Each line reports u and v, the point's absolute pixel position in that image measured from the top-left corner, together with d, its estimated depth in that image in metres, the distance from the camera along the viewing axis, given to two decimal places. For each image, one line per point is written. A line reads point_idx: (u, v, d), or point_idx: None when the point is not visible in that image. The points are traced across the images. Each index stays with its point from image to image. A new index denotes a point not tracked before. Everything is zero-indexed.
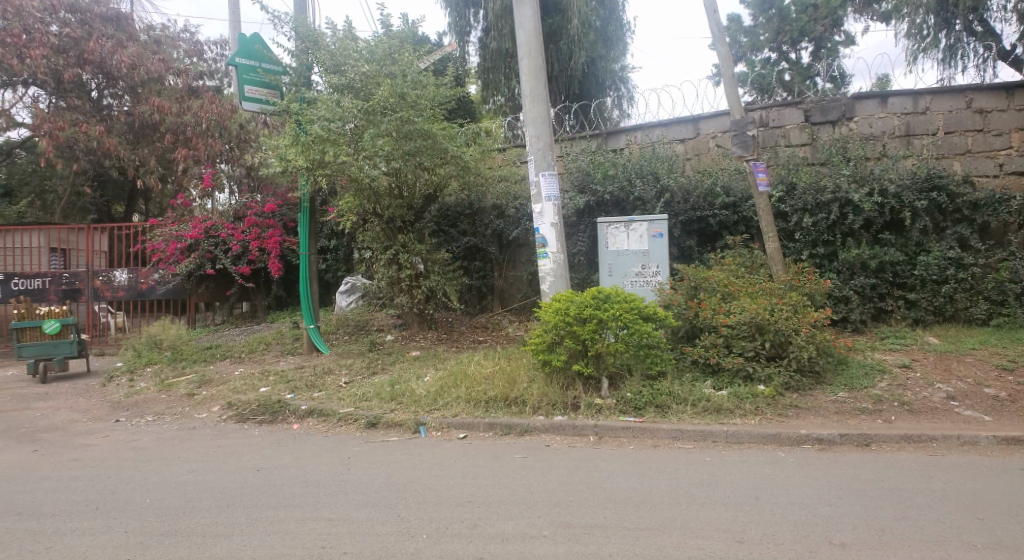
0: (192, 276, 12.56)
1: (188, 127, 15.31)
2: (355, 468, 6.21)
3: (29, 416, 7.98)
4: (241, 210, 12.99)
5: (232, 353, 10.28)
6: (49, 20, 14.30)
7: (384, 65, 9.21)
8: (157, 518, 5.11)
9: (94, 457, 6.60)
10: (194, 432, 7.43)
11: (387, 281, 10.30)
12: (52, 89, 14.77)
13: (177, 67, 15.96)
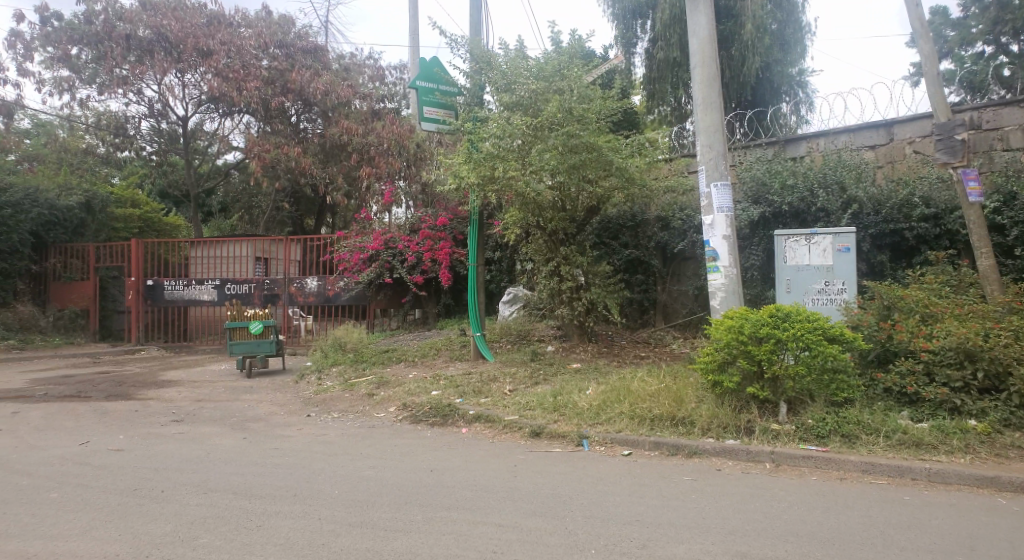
0: (372, 284, 13.63)
1: (371, 147, 16.65)
2: (521, 476, 6.32)
3: (239, 406, 9.03)
4: (416, 224, 13.81)
5: (407, 357, 10.93)
6: (262, 56, 16.37)
7: (552, 81, 9.40)
8: (345, 508, 5.52)
9: (291, 447, 7.31)
10: (373, 430, 7.98)
11: (548, 292, 10.33)
12: (262, 117, 16.71)
13: (363, 92, 17.42)
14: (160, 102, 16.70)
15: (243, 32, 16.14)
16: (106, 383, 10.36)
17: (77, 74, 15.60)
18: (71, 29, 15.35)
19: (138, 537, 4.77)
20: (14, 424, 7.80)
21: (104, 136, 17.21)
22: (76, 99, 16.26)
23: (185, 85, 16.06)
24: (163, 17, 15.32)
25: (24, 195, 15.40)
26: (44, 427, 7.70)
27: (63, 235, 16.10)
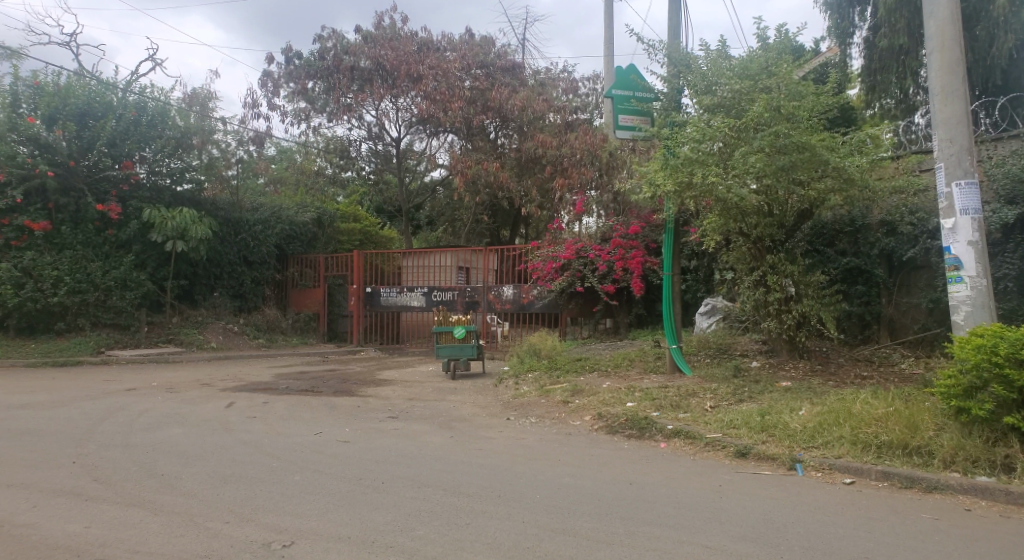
0: (564, 294, 13.88)
1: (565, 159, 16.94)
2: (727, 497, 5.96)
3: (445, 406, 9.60)
4: (608, 233, 13.74)
5: (601, 367, 10.90)
6: (465, 77, 17.42)
7: (758, 80, 8.90)
8: (547, 514, 5.57)
9: (493, 449, 7.59)
10: (571, 438, 8.03)
11: (751, 304, 9.78)
12: (464, 134, 17.83)
13: (557, 105, 17.88)
14: (377, 125, 18.47)
15: (449, 56, 17.28)
16: (333, 380, 11.59)
17: (313, 104, 17.74)
18: (308, 66, 17.48)
19: (365, 522, 5.20)
20: (265, 412, 9.00)
21: (331, 160, 19.46)
22: (310, 127, 18.54)
23: (398, 110, 17.60)
24: (382, 48, 16.93)
25: (271, 213, 18.19)
26: (287, 416, 8.79)
27: (300, 247, 18.71)
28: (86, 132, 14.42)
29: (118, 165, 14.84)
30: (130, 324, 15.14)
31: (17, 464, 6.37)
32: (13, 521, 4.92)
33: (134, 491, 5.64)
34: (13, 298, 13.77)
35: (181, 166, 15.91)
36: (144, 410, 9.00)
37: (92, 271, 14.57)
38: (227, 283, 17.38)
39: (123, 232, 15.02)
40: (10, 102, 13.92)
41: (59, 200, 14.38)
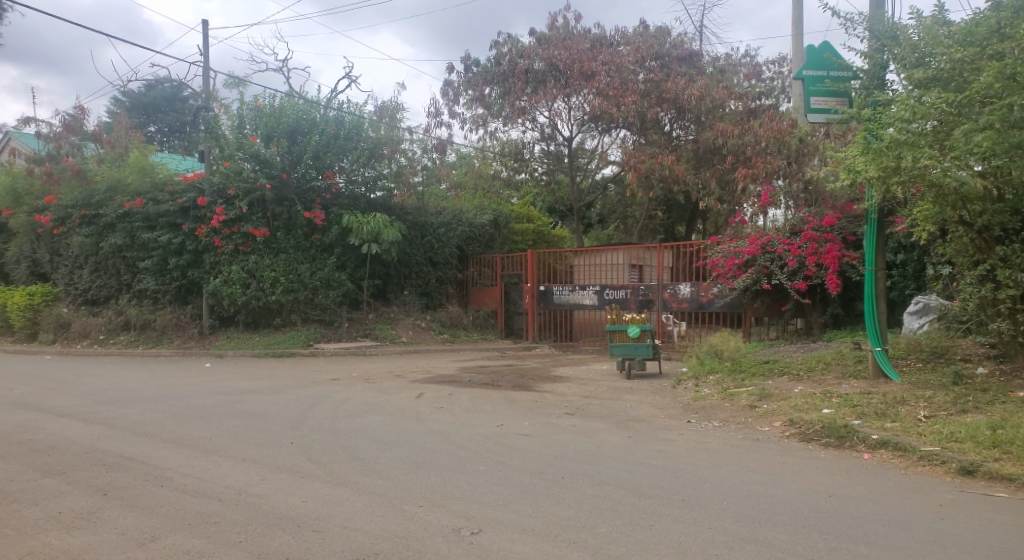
0: (748, 292, 13.08)
1: (748, 148, 16.14)
2: (951, 519, 5.23)
3: (622, 405, 9.48)
4: (798, 225, 12.71)
5: (790, 370, 10.14)
6: (639, 70, 17.13)
7: (986, 46, 7.67)
8: (736, 522, 5.25)
9: (675, 451, 7.34)
10: (759, 444, 7.54)
11: (977, 302, 8.56)
12: (638, 129, 17.56)
13: (739, 92, 17.06)
14: (550, 126, 18.80)
15: (622, 50, 17.10)
16: (512, 375, 11.93)
17: (489, 109, 18.45)
18: (485, 72, 18.17)
19: (548, 516, 5.25)
20: (450, 404, 9.48)
21: (507, 162, 20.13)
22: (488, 132, 19.30)
23: (571, 109, 17.73)
24: (556, 48, 17.18)
25: (453, 217, 19.18)
26: (471, 408, 9.18)
27: (478, 248, 19.57)
28: (295, 147, 16.22)
29: (321, 176, 16.53)
30: (333, 320, 16.73)
31: (247, 441, 7.28)
32: (245, 491, 5.61)
33: (341, 472, 6.19)
34: (242, 296, 15.87)
35: (374, 175, 17.25)
36: (347, 398, 9.88)
37: (302, 272, 16.31)
38: (415, 283, 18.56)
39: (326, 236, 16.64)
40: (237, 124, 16.15)
41: (275, 209, 16.28)
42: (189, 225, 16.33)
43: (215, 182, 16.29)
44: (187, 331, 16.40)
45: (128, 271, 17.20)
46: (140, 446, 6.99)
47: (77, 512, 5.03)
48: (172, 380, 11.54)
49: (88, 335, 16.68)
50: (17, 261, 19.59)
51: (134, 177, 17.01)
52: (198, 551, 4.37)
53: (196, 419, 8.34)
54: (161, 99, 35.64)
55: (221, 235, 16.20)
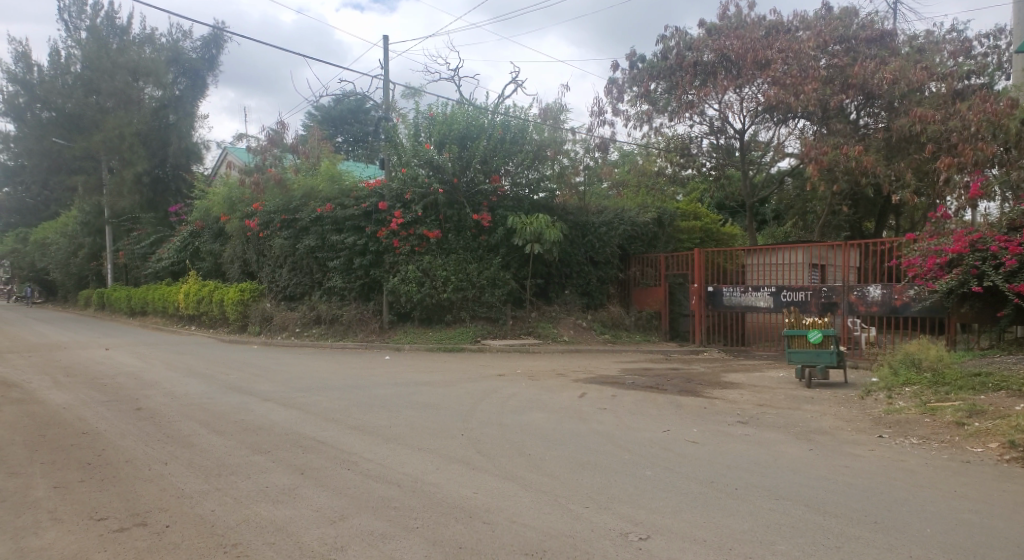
0: (953, 295, 11.50)
1: (954, 134, 14.46)
2: None
3: (801, 416, 8.81)
4: (1018, 220, 11.08)
5: (1008, 385, 8.83)
6: (821, 56, 15.87)
7: None
8: (943, 552, 4.64)
9: (864, 468, 6.67)
10: (970, 467, 6.63)
11: None
12: (819, 119, 16.33)
13: (942, 72, 15.25)
14: (719, 119, 18.07)
15: (802, 35, 15.97)
16: (678, 379, 11.56)
17: (655, 105, 18.06)
18: (652, 68, 17.79)
19: (720, 528, 5.00)
20: (613, 405, 9.38)
21: (672, 159, 19.64)
22: (653, 129, 18.90)
23: (743, 100, 16.86)
24: (727, 38, 16.36)
25: (615, 216, 18.99)
26: (636, 411, 9.02)
27: (641, 247, 19.15)
28: (465, 152, 16.98)
29: (488, 179, 17.18)
30: (499, 317, 17.24)
31: (422, 431, 7.70)
32: (421, 479, 5.93)
33: (508, 467, 6.35)
34: (417, 294, 16.83)
35: (538, 177, 17.61)
36: (512, 394, 10.13)
37: (470, 272, 16.96)
38: (577, 282, 18.59)
39: (493, 237, 17.20)
40: (413, 133, 17.31)
41: (447, 212, 17.10)
42: (371, 228, 17.71)
43: (393, 188, 17.46)
44: (369, 326, 17.73)
45: (319, 271, 18.97)
46: (331, 431, 7.66)
47: (279, 487, 5.61)
48: (356, 371, 12.55)
49: (287, 328, 18.64)
50: (230, 262, 22.38)
51: (325, 185, 18.81)
52: (381, 533, 4.67)
53: (376, 408, 8.98)
54: (347, 111, 39.05)
55: (399, 236, 17.35)
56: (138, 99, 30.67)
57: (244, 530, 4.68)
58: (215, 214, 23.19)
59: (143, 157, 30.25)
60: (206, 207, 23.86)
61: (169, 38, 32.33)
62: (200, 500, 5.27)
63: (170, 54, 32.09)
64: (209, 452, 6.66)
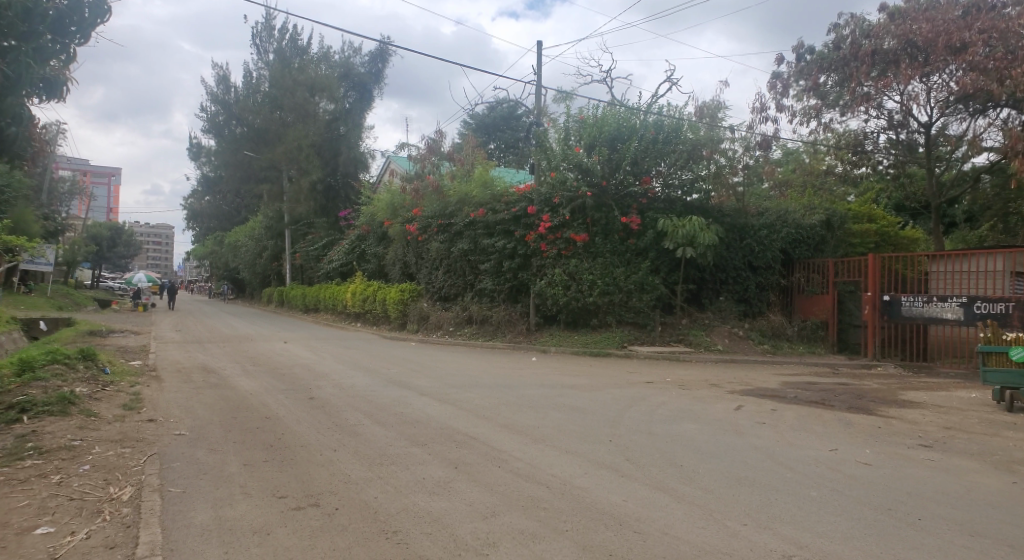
0: None
1: None
2: None
3: (1001, 444, 7.73)
4: None
5: None
6: None
7: None
8: None
9: None
10: None
11: None
12: None
13: None
14: (900, 112, 16.51)
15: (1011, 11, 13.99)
16: (847, 395, 10.63)
17: (825, 99, 16.97)
18: (822, 60, 16.64)
19: None
20: (773, 419, 8.81)
21: (843, 156, 18.25)
22: (822, 125, 17.66)
23: (933, 90, 15.45)
24: (913, 22, 14.85)
25: (777, 217, 17.84)
26: (799, 427, 8.40)
27: (807, 251, 17.74)
28: (615, 154, 16.85)
29: (639, 181, 16.92)
30: (647, 323, 16.72)
31: (570, 434, 7.69)
32: (570, 482, 5.90)
33: (660, 477, 6.15)
34: (563, 297, 16.92)
35: (692, 177, 17.03)
36: (663, 402, 9.84)
37: (617, 276, 16.61)
38: (733, 288, 17.74)
39: (642, 240, 16.85)
40: (563, 136, 17.54)
41: (595, 215, 17.04)
42: (520, 232, 18.09)
43: (542, 192, 17.66)
44: (517, 327, 18.06)
45: (471, 273, 19.65)
46: (482, 428, 7.86)
47: (435, 480, 5.84)
48: (506, 370, 12.85)
49: (441, 327, 19.60)
50: (392, 263, 23.82)
51: (478, 191, 19.43)
52: (531, 533, 4.70)
53: (525, 408, 9.11)
54: (500, 118, 40.19)
55: (547, 241, 17.61)
56: (314, 113, 33.54)
57: (403, 518, 4.91)
58: (379, 219, 24.81)
59: (317, 166, 33.15)
60: (371, 212, 25.60)
61: (342, 55, 35.06)
62: (364, 487, 5.62)
63: (343, 70, 34.80)
64: (372, 442, 7.09)
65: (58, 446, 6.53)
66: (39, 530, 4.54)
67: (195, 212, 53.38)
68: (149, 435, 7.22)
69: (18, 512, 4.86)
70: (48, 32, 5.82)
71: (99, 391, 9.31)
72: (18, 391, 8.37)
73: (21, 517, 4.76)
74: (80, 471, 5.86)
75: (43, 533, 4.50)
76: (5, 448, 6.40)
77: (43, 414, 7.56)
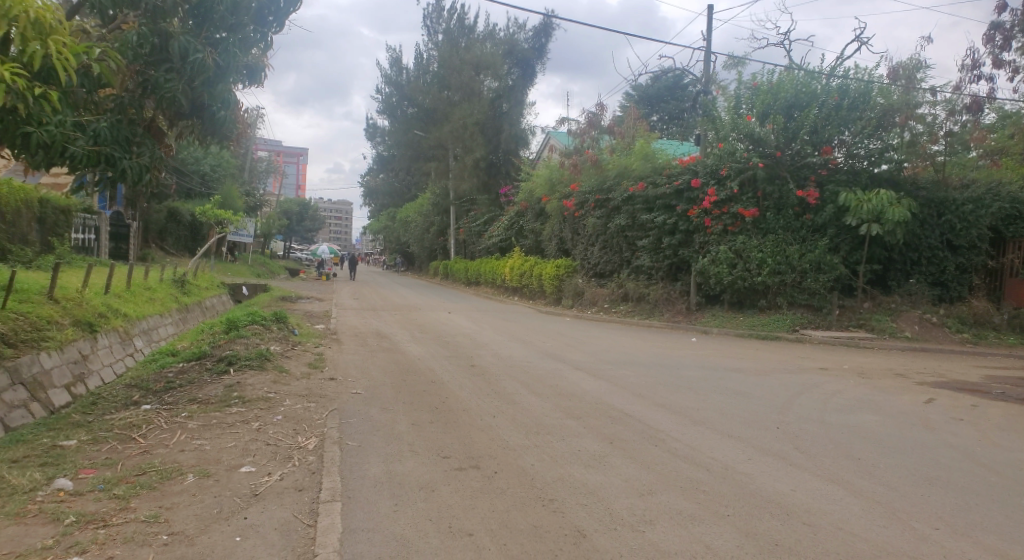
0: None
1: None
2: None
3: None
4: None
5: None
6: None
7: None
8: None
9: None
10: None
11: None
12: None
13: None
14: None
15: None
16: None
17: None
18: None
19: None
20: (973, 417, 7.80)
21: None
22: None
23: None
24: None
25: (987, 190, 15.54)
26: (1006, 427, 7.37)
27: None
28: (792, 123, 15.72)
29: (819, 151, 15.60)
30: (823, 306, 15.43)
31: (733, 418, 7.34)
32: (732, 467, 5.65)
33: (833, 468, 5.70)
34: (728, 276, 16.05)
35: (881, 147, 15.35)
36: (838, 390, 9.09)
37: (790, 254, 15.51)
38: (927, 270, 15.90)
39: (820, 216, 15.58)
40: (734, 105, 16.73)
41: (767, 188, 16.01)
42: (682, 207, 17.42)
43: (709, 163, 17.03)
44: (677, 306, 17.46)
45: (629, 249, 19.32)
46: (639, 406, 7.75)
47: (591, 453, 5.85)
48: (665, 350, 12.53)
49: (597, 304, 19.61)
50: (549, 239, 24.06)
51: (639, 164, 19.11)
52: (690, 514, 4.57)
53: (684, 389, 8.84)
54: (665, 89, 38.84)
55: (712, 216, 16.81)
56: (478, 91, 34.41)
57: (559, 488, 4.98)
58: (538, 194, 25.14)
59: (480, 143, 34.06)
60: (531, 188, 26.01)
61: (507, 32, 35.39)
62: (522, 453, 5.76)
63: (507, 46, 35.04)
64: (530, 411, 7.25)
65: (258, 396, 7.38)
66: (243, 468, 5.17)
67: (370, 189, 57.54)
68: (331, 392, 7.94)
69: (227, 451, 5.57)
70: (251, 23, 6.43)
71: (291, 350, 10.42)
72: (226, 347, 9.57)
73: (229, 456, 5.45)
74: (275, 420, 6.58)
75: (247, 471, 5.11)
76: (216, 395, 7.36)
77: (246, 366, 8.61)
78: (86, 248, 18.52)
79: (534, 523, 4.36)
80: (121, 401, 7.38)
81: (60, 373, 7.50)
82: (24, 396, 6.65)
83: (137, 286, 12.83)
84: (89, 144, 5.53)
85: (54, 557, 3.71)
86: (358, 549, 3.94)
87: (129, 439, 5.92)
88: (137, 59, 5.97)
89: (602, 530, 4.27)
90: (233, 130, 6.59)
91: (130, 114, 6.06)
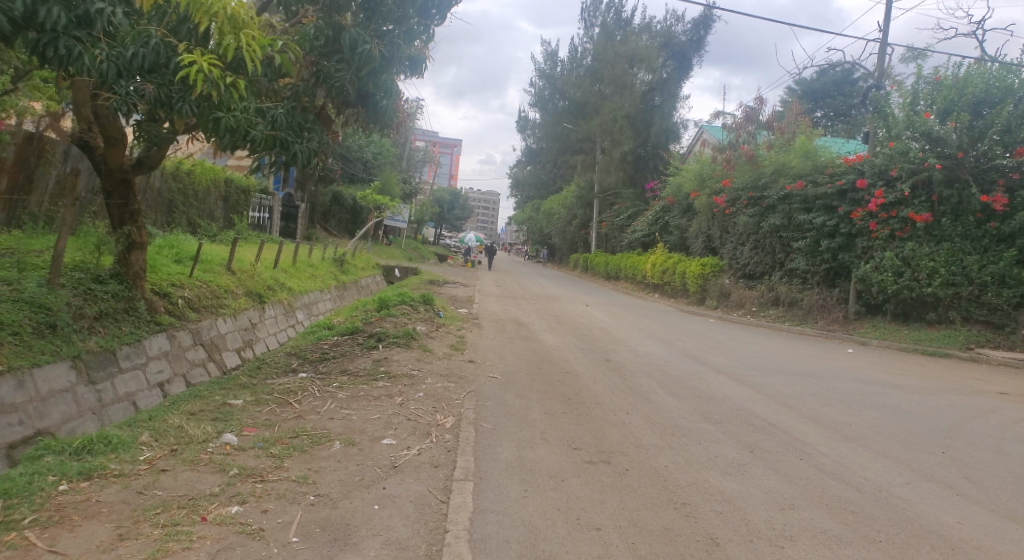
0: None
1: None
2: None
3: None
4: None
5: None
6: None
7: None
8: None
9: None
10: None
11: None
12: None
13: None
14: None
15: None
16: None
17: None
18: None
19: None
20: None
21: None
22: None
23: None
24: None
25: None
26: None
27: None
28: (979, 121, 13.93)
29: (1010, 152, 13.71)
30: (1004, 324, 13.48)
31: (891, 437, 6.67)
32: (888, 490, 5.12)
33: (1012, 504, 4.99)
34: (893, 284, 14.67)
35: None
36: (1021, 418, 7.97)
37: (968, 264, 13.80)
38: None
39: (1007, 225, 13.64)
40: (910, 101, 15.06)
41: (943, 192, 14.31)
42: (845, 208, 16.23)
43: (877, 163, 15.65)
44: (832, 313, 16.14)
45: (782, 250, 18.21)
46: (784, 416, 7.25)
47: (728, 460, 5.55)
48: (816, 359, 11.64)
49: (744, 306, 18.72)
50: (695, 237, 23.24)
51: (798, 161, 17.91)
52: (835, 535, 4.20)
53: (835, 402, 8.16)
54: (832, 84, 36.01)
55: (878, 219, 15.53)
56: (631, 85, 33.72)
57: (693, 492, 4.77)
58: (686, 189, 24.38)
59: (630, 137, 33.29)
60: (678, 183, 25.26)
61: (664, 25, 34.23)
62: (655, 453, 5.59)
63: (663, 39, 33.78)
64: (665, 411, 7.02)
65: (402, 372, 7.75)
66: (385, 441, 5.42)
67: (517, 181, 58.65)
68: (469, 374, 8.17)
69: (371, 422, 5.89)
70: (415, 15, 6.71)
71: (434, 330, 10.85)
72: (376, 324, 10.13)
73: (373, 427, 5.75)
74: (416, 396, 6.87)
75: (388, 444, 5.36)
76: (365, 368, 7.83)
77: (393, 343, 9.08)
78: (261, 226, 20.41)
79: (665, 525, 4.20)
80: (282, 367, 8.07)
81: (233, 338, 8.31)
82: (203, 356, 7.43)
83: (302, 263, 13.93)
84: (267, 129, 5.99)
85: (218, 503, 4.09)
86: (487, 529, 3.99)
87: (286, 403, 6.43)
88: (313, 51, 6.42)
89: (737, 541, 4.03)
90: (392, 118, 6.94)
91: (304, 102, 6.47)
